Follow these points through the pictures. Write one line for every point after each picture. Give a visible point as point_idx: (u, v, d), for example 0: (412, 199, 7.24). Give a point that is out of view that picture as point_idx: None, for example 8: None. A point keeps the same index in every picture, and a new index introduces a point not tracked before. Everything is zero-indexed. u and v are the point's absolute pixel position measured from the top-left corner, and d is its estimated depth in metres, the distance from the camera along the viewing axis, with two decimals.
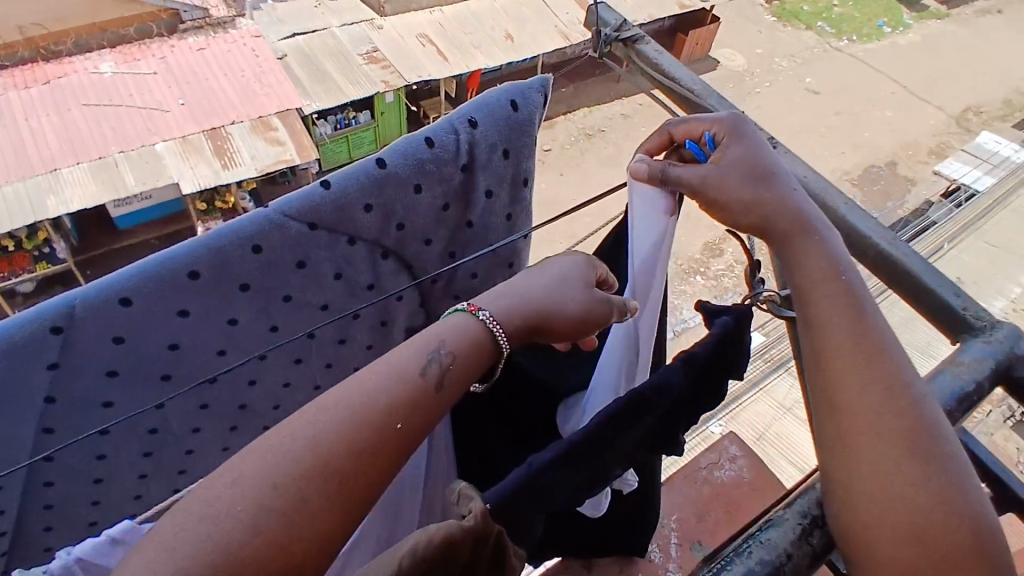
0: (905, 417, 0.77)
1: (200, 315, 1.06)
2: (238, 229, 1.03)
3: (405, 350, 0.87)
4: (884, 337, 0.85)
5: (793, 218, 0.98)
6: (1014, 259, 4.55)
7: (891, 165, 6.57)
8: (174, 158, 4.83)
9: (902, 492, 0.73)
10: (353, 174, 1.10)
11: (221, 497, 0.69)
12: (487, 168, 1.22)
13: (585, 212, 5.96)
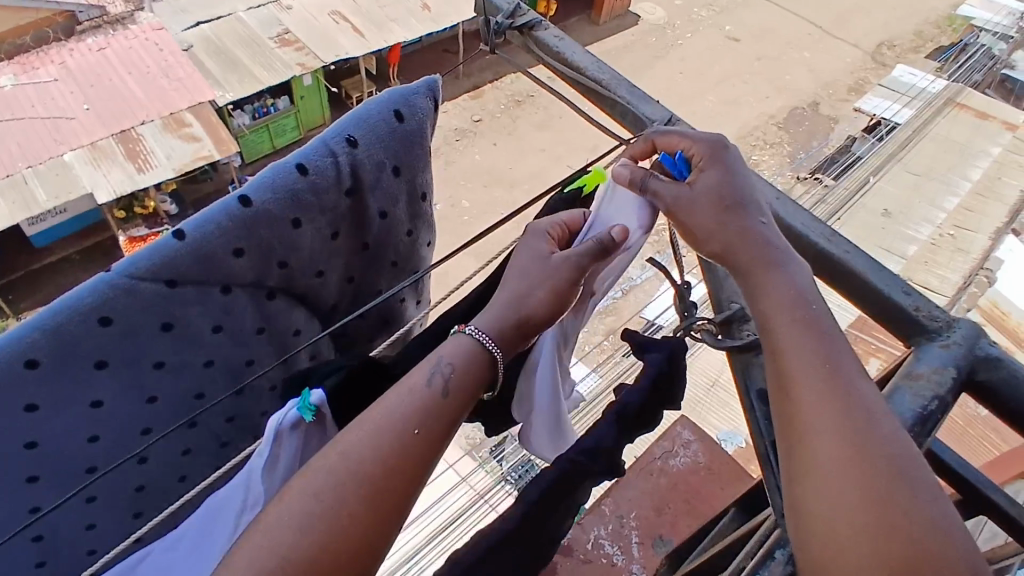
0: (875, 453, 0.75)
1: (57, 405, 0.86)
2: (82, 297, 0.83)
3: (378, 409, 0.83)
4: (849, 367, 0.82)
5: (762, 249, 0.92)
6: (936, 186, 4.71)
7: (813, 106, 6.71)
8: (84, 166, 4.54)
9: (878, 532, 0.71)
10: (211, 217, 0.89)
11: (288, 513, 0.76)
12: (378, 188, 1.02)
13: (523, 181, 5.89)
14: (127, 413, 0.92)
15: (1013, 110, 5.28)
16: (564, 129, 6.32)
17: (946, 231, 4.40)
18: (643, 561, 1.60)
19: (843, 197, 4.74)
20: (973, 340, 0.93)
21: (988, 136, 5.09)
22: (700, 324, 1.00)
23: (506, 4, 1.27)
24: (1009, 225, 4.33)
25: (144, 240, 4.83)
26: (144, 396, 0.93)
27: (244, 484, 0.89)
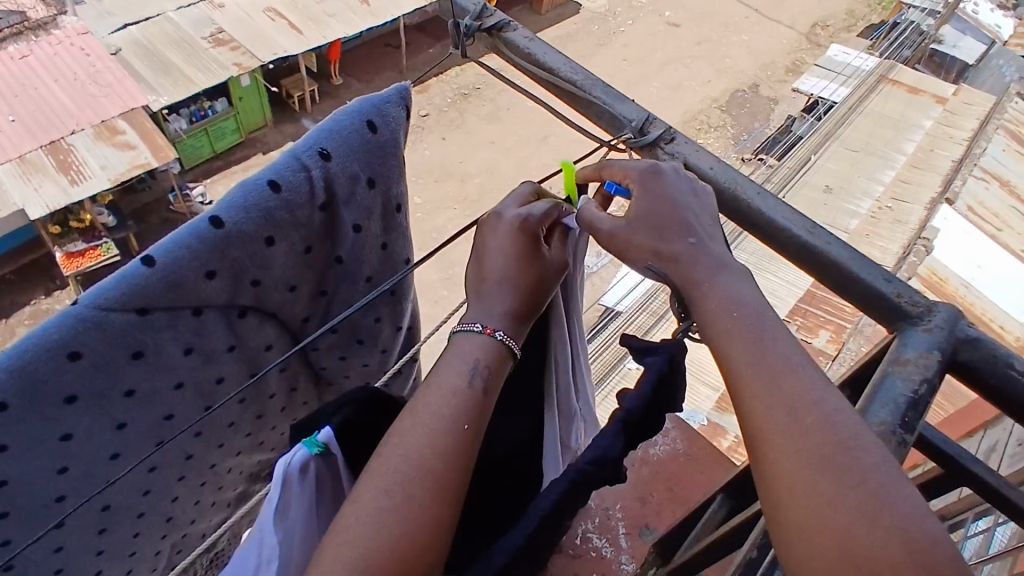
0: (816, 437, 0.71)
1: (28, 450, 0.81)
2: (46, 334, 0.77)
3: (418, 406, 0.78)
4: (786, 358, 0.79)
5: (697, 264, 0.88)
6: (874, 160, 4.88)
7: (752, 87, 6.86)
8: (14, 181, 4.33)
9: (821, 524, 0.66)
10: (181, 241, 0.83)
11: (352, 528, 0.69)
12: (352, 202, 0.98)
13: (474, 174, 5.87)
14: (98, 442, 0.88)
15: (941, 85, 5.50)
16: (511, 120, 6.31)
17: (885, 204, 4.56)
18: (631, 552, 1.53)
19: (787, 175, 4.88)
20: (953, 323, 0.88)
21: (920, 111, 5.29)
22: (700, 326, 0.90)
23: (473, 5, 1.24)
24: (943, 194, 4.52)
25: (83, 256, 4.64)
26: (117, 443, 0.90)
27: (257, 540, 0.78)
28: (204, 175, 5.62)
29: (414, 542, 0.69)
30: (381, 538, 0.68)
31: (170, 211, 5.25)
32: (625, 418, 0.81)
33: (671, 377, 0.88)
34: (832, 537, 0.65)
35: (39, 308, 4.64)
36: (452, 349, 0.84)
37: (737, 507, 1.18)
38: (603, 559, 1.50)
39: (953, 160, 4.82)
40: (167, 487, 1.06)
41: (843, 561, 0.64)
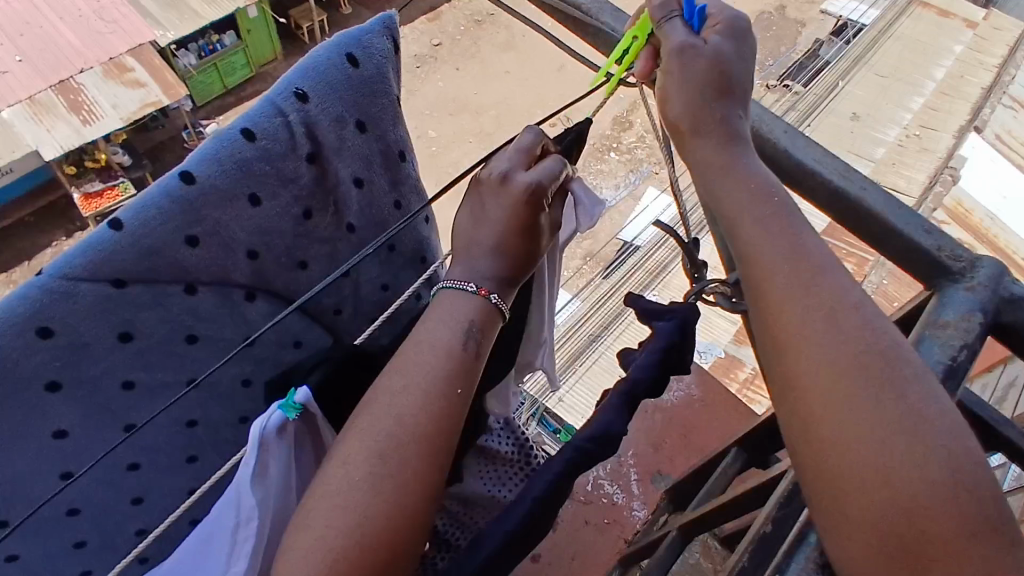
0: (857, 348, 0.67)
1: (33, 417, 0.83)
2: (12, 311, 0.76)
3: (402, 371, 0.78)
4: (819, 256, 0.75)
5: (728, 160, 0.85)
6: (904, 86, 4.70)
7: (779, 8, 6.55)
8: (26, 122, 4.31)
9: (868, 434, 0.62)
10: (150, 202, 0.81)
11: (342, 489, 0.71)
12: (342, 152, 0.97)
13: (488, 107, 5.74)
14: (99, 437, 0.91)
15: (977, 4, 5.21)
16: (527, 48, 6.11)
17: (912, 131, 4.43)
18: (644, 497, 1.69)
19: (812, 103, 4.71)
20: (998, 280, 0.85)
21: (952, 34, 5.04)
22: (712, 288, 0.89)
23: None
24: (972, 123, 4.36)
25: (100, 197, 4.65)
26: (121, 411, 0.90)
27: (235, 499, 0.80)
28: (216, 113, 5.56)
29: (400, 501, 0.71)
30: (368, 502, 0.70)
31: (185, 147, 5.23)
32: (630, 393, 0.81)
33: (681, 344, 0.87)
34: (869, 452, 0.62)
35: (60, 250, 4.71)
36: (440, 305, 0.84)
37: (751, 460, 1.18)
38: (615, 505, 1.67)
39: (982, 86, 4.62)
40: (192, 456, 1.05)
41: (892, 471, 0.61)
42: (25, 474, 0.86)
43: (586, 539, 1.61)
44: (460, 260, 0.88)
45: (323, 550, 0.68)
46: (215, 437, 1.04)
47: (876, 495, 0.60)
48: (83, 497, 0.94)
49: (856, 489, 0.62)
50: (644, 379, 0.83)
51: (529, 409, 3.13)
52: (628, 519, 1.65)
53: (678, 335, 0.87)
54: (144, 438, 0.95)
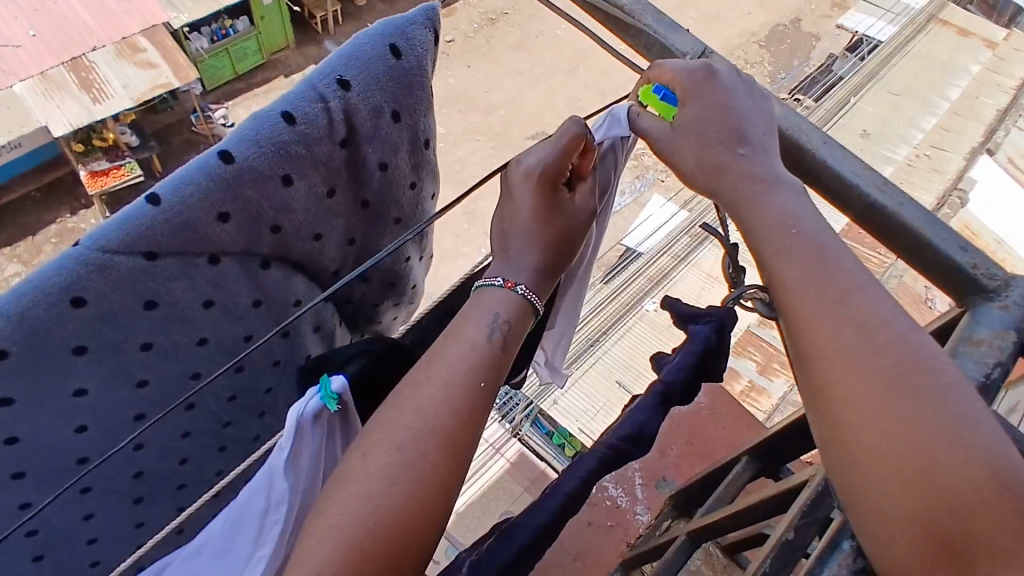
0: (882, 360, 0.71)
1: (47, 389, 0.84)
2: (47, 280, 0.77)
3: (435, 364, 0.81)
4: (847, 269, 0.79)
5: (746, 176, 0.89)
6: (915, 105, 4.70)
7: (794, 22, 6.54)
8: (37, 98, 4.30)
9: (895, 445, 0.67)
10: (188, 177, 0.82)
11: (363, 478, 0.73)
12: (375, 138, 0.96)
13: (498, 105, 5.74)
14: (117, 398, 0.93)
15: (991, 28, 5.22)
16: (540, 49, 6.10)
17: (922, 151, 4.41)
18: (647, 502, 1.69)
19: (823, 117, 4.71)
20: None
21: (968, 55, 5.03)
22: (751, 293, 0.89)
23: None
24: (984, 145, 4.37)
25: (106, 175, 4.65)
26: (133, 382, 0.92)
27: (267, 484, 0.84)
28: (226, 96, 5.55)
29: (416, 499, 0.72)
30: (391, 496, 0.72)
31: (192, 132, 5.23)
32: (665, 389, 0.84)
33: (716, 348, 0.91)
34: (902, 459, 0.66)
35: (65, 226, 4.70)
36: (482, 299, 0.87)
37: (762, 471, 1.18)
38: (619, 508, 1.66)
39: (996, 109, 4.62)
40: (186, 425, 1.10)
41: (919, 478, 0.65)
42: (40, 440, 0.88)
43: (591, 541, 1.61)
44: (499, 257, 0.93)
45: (347, 535, 0.69)
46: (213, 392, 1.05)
47: (901, 502, 0.65)
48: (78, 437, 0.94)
49: (892, 493, 0.66)
50: (679, 378, 0.85)
51: (524, 411, 3.13)
52: (633, 522, 1.64)
53: (715, 338, 0.91)
54: (151, 398, 0.97)
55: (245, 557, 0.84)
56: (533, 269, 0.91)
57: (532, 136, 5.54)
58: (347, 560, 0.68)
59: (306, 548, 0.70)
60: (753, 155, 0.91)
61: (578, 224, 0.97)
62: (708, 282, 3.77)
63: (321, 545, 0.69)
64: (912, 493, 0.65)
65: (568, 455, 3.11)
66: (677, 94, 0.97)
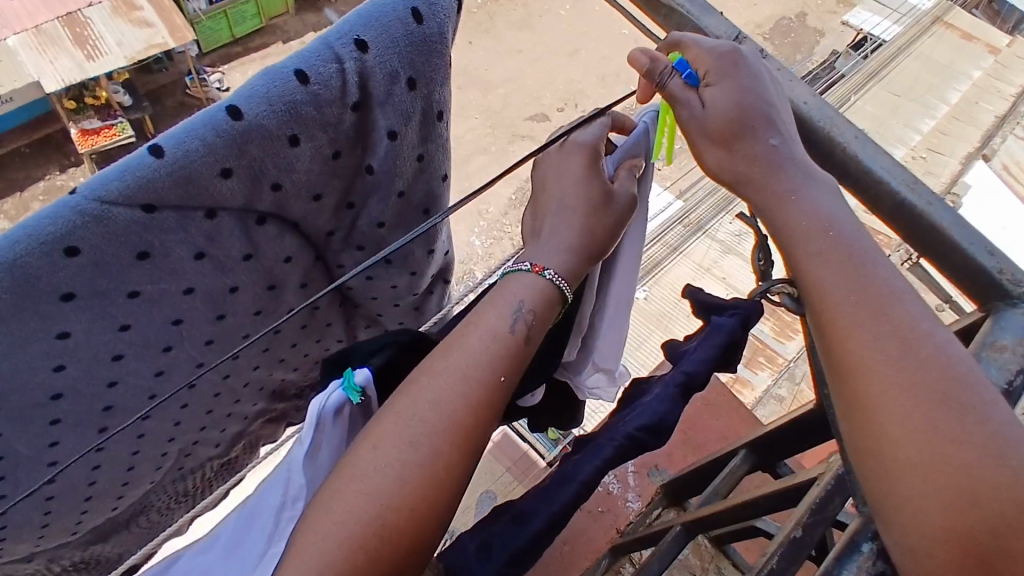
0: (923, 376, 0.75)
1: (33, 329, 0.84)
2: (42, 227, 0.76)
3: (461, 351, 0.83)
4: (888, 283, 0.83)
5: (776, 177, 0.93)
6: (915, 107, 4.72)
7: (798, 16, 6.51)
8: (29, 51, 4.22)
9: (936, 464, 0.70)
10: (194, 132, 0.80)
11: (381, 462, 0.75)
12: (388, 103, 0.95)
13: (497, 84, 5.68)
14: (99, 341, 0.93)
15: (993, 34, 5.23)
16: (543, 29, 6.03)
17: (920, 152, 4.44)
18: (639, 489, 1.73)
19: None
20: None
21: (969, 60, 5.05)
22: (780, 288, 0.89)
23: None
24: (979, 150, 4.41)
25: (97, 134, 4.57)
26: (115, 323, 0.92)
27: (285, 480, 0.87)
28: (221, 60, 5.47)
29: (425, 487, 0.75)
30: (398, 482, 0.74)
31: (186, 94, 5.14)
32: (686, 380, 0.83)
33: (738, 341, 0.90)
34: (944, 475, 0.70)
35: (52, 184, 4.63)
36: (509, 287, 0.90)
37: (759, 464, 1.19)
38: (610, 494, 1.70)
39: (994, 115, 4.65)
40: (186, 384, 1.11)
41: (957, 495, 0.69)
42: (18, 373, 0.88)
43: (581, 524, 1.64)
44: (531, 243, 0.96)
45: (351, 523, 0.72)
46: (193, 333, 1.04)
47: (941, 521, 0.69)
48: (63, 379, 0.93)
49: (929, 506, 0.69)
50: (702, 369, 0.84)
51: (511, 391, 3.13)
52: (623, 509, 1.68)
53: (739, 330, 0.90)
54: (132, 341, 0.97)
55: (257, 557, 0.84)
56: (562, 254, 0.94)
57: (531, 117, 5.51)
58: (358, 536, 0.72)
59: (314, 520, 0.73)
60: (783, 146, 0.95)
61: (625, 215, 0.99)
62: (700, 273, 3.79)
63: (330, 520, 0.72)
64: (951, 509, 0.69)
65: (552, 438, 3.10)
66: (700, 74, 0.98)
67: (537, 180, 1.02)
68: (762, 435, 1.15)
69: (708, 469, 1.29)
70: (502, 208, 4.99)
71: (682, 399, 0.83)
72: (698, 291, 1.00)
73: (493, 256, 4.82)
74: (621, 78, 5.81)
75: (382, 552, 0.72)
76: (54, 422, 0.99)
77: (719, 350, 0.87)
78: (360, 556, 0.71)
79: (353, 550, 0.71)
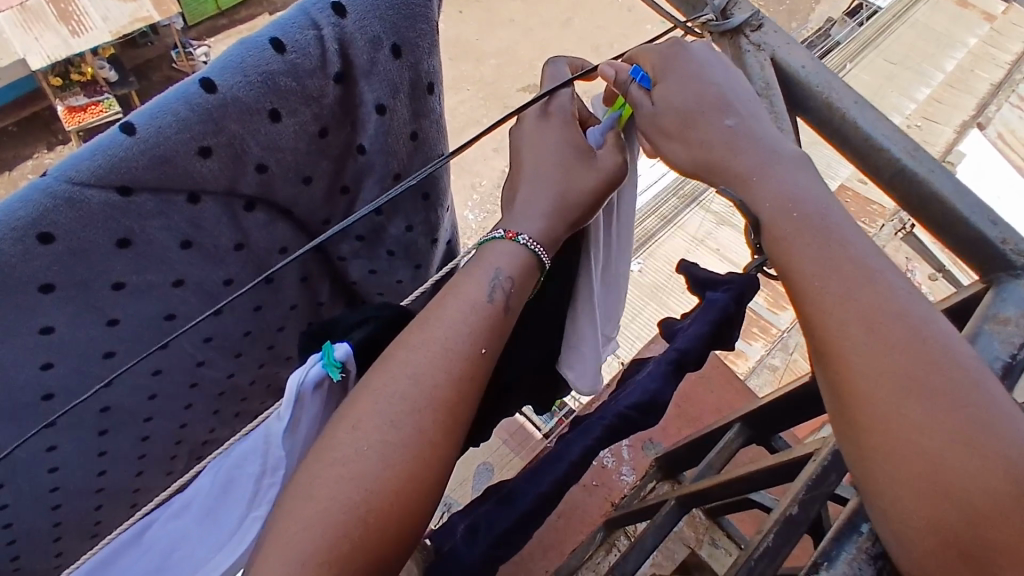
0: (898, 359, 0.73)
1: (14, 321, 0.83)
2: (12, 212, 0.75)
3: (442, 328, 0.83)
4: (868, 263, 0.81)
5: (740, 156, 0.90)
6: (909, 75, 4.68)
7: None
8: (12, 27, 4.15)
9: (910, 449, 0.69)
10: (167, 107, 0.79)
11: (365, 446, 0.75)
12: (372, 74, 0.92)
13: (489, 55, 5.61)
14: (87, 335, 0.92)
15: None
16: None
17: (914, 122, 4.41)
18: (633, 463, 1.73)
19: None
20: None
21: (966, 27, 4.99)
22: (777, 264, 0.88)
23: None
24: (975, 118, 4.37)
25: (84, 112, 4.50)
26: (102, 316, 0.91)
27: (263, 448, 0.87)
28: (208, 33, 5.37)
29: (409, 469, 0.75)
30: (383, 463, 0.75)
31: (173, 69, 5.07)
32: (677, 358, 0.83)
33: (733, 317, 0.90)
34: (919, 459, 0.68)
35: (40, 163, 4.57)
36: (488, 256, 0.89)
37: (752, 437, 1.20)
38: (606, 468, 1.70)
39: (990, 83, 4.62)
40: (178, 373, 1.11)
41: (930, 480, 0.67)
42: (4, 368, 0.88)
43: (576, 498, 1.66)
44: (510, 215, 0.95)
45: (335, 509, 0.72)
46: (189, 329, 1.03)
47: (916, 508, 0.66)
48: (52, 375, 0.93)
49: (903, 493, 0.67)
50: (694, 346, 0.84)
51: None
52: (617, 482, 1.69)
53: (733, 305, 0.89)
54: (120, 335, 0.96)
55: (237, 515, 0.91)
56: (539, 220, 0.93)
57: (523, 88, 5.44)
58: (341, 521, 0.71)
59: (296, 508, 0.73)
60: (740, 125, 0.93)
61: (607, 180, 0.96)
62: (694, 245, 3.80)
63: (313, 505, 0.72)
64: (925, 495, 0.67)
65: (547, 410, 3.12)
66: (650, 74, 0.98)
67: (515, 141, 1.00)
68: (755, 409, 1.16)
69: (701, 439, 1.30)
70: (495, 181, 4.96)
71: (676, 377, 0.82)
72: (693, 266, 1.00)
73: (487, 231, 4.81)
74: (614, 47, 5.73)
75: (363, 541, 0.72)
76: (49, 423, 0.99)
77: (713, 323, 0.86)
78: (347, 545, 0.71)
79: (338, 537, 0.71)
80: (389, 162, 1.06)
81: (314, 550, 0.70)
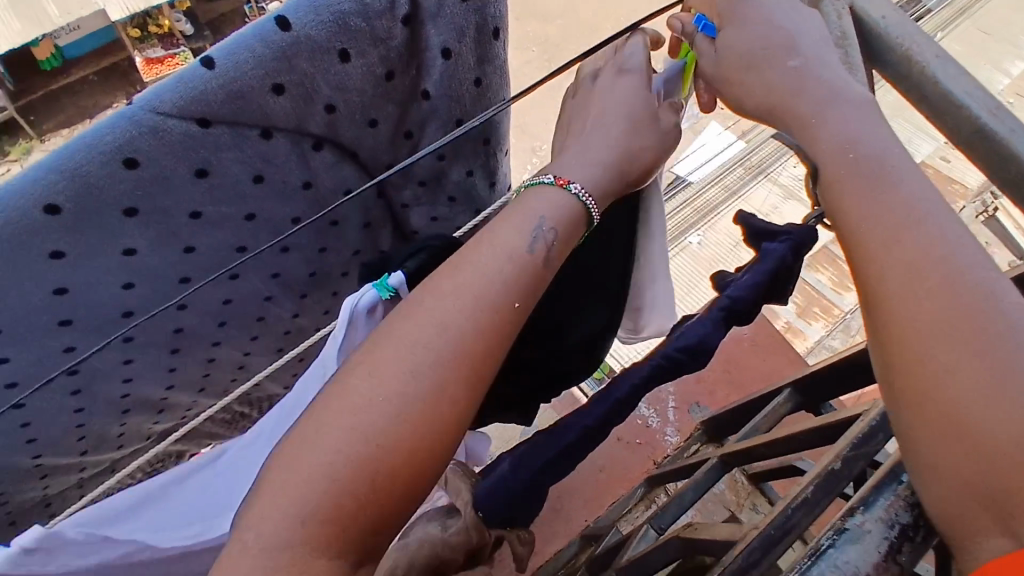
0: (933, 299, 0.65)
1: (100, 247, 0.87)
2: (101, 137, 0.78)
3: (472, 273, 0.78)
4: (914, 203, 0.72)
5: (798, 99, 0.84)
6: (1003, 48, 4.37)
7: None
8: None
9: (935, 397, 0.61)
10: (245, 44, 0.81)
11: (376, 393, 0.70)
12: (441, 17, 0.92)
13: (556, 16, 5.50)
14: (165, 261, 0.97)
15: None
16: None
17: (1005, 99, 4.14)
18: (677, 425, 1.81)
19: None
20: None
21: None
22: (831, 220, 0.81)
23: None
24: None
25: (160, 63, 4.62)
26: (179, 244, 0.96)
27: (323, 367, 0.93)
28: None
29: (422, 421, 0.69)
30: (396, 412, 0.69)
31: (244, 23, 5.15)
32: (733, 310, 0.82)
33: (790, 268, 0.89)
34: (946, 408, 0.60)
35: None
36: (526, 202, 0.86)
37: (803, 403, 1.19)
38: (650, 428, 1.79)
39: None
40: (245, 306, 1.17)
41: (955, 430, 0.59)
42: (93, 291, 0.93)
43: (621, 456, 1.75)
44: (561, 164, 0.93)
45: (338, 462, 0.66)
46: (258, 262, 1.09)
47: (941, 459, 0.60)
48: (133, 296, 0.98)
49: (930, 444, 0.61)
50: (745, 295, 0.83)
51: None
52: (660, 442, 1.76)
53: (789, 256, 0.89)
54: (194, 263, 1.01)
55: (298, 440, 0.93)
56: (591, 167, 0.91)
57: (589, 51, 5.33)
58: (347, 471, 0.66)
59: (296, 452, 0.67)
60: (806, 66, 0.85)
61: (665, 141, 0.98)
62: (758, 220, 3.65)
63: (321, 455, 0.66)
64: (949, 447, 0.59)
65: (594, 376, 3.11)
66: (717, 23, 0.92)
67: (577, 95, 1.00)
68: (807, 373, 1.14)
69: (749, 403, 1.29)
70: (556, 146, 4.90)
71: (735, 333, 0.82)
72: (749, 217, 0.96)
73: None
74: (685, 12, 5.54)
75: (363, 494, 0.66)
76: (127, 340, 1.05)
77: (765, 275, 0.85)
78: (347, 500, 0.65)
79: (338, 491, 0.65)
80: (453, 108, 1.06)
81: (315, 501, 0.64)
